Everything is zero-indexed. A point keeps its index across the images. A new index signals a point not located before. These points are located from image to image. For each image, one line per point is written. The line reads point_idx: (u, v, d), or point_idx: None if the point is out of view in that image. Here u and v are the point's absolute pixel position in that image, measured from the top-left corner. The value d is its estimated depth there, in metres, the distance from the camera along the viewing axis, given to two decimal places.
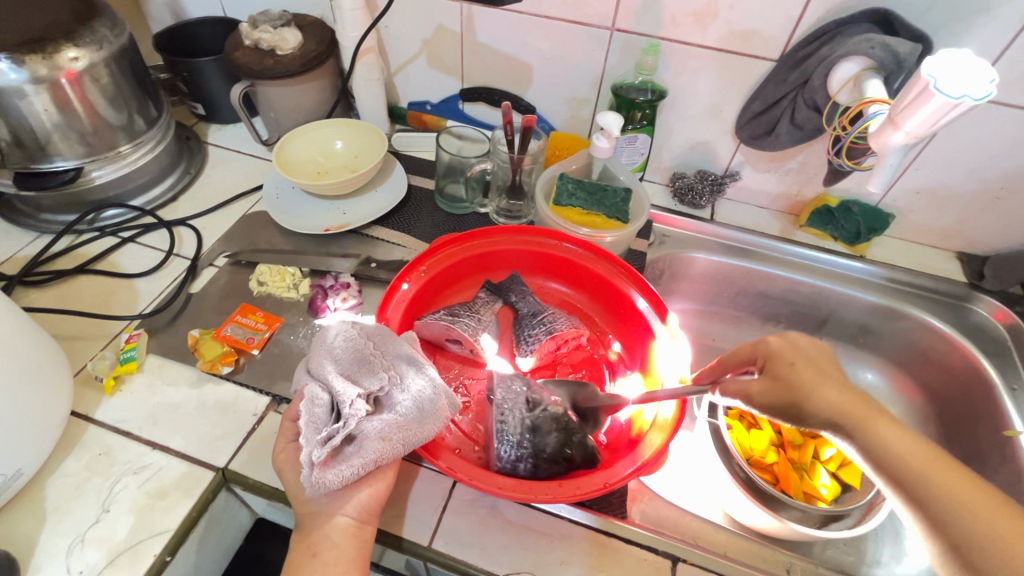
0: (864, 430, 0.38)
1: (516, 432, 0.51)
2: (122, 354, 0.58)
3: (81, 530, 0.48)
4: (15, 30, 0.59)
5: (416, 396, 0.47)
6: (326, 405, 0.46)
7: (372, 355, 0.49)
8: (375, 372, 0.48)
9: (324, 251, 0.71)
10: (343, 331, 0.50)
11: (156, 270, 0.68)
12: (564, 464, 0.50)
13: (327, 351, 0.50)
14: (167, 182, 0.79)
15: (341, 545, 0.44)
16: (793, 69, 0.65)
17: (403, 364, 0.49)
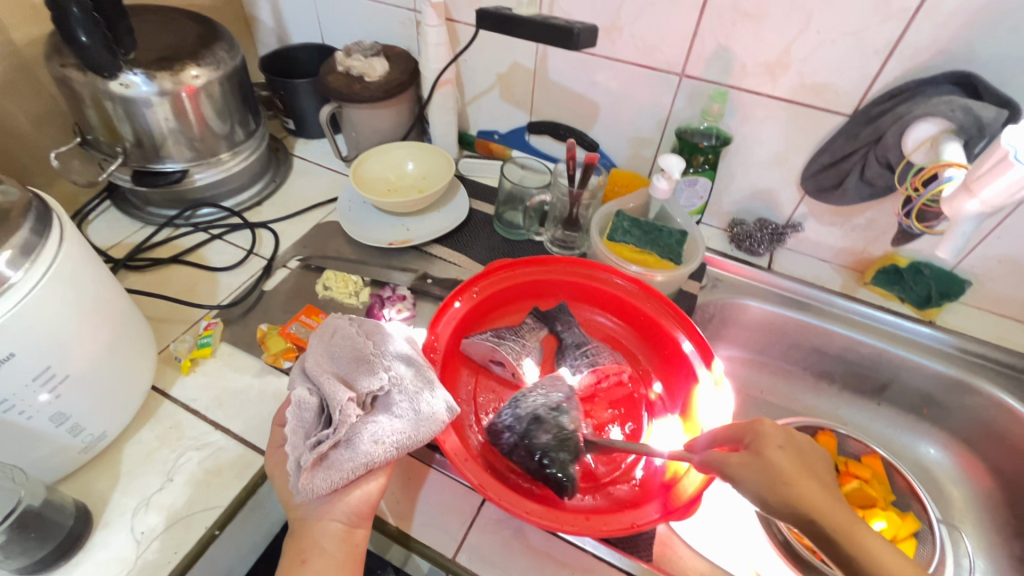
0: (845, 537, 0.35)
1: (526, 410, 0.53)
2: (200, 339, 0.65)
3: (147, 494, 0.53)
4: (151, 50, 0.69)
5: (410, 400, 0.49)
6: (315, 410, 0.48)
7: (367, 356, 0.51)
8: (365, 375, 0.50)
9: (385, 263, 0.76)
10: (337, 336, 0.53)
11: (236, 267, 0.75)
12: (536, 464, 0.50)
13: (330, 347, 0.53)
14: (255, 187, 0.87)
15: (330, 550, 0.47)
16: (866, 125, 0.64)
17: (399, 367, 0.51)
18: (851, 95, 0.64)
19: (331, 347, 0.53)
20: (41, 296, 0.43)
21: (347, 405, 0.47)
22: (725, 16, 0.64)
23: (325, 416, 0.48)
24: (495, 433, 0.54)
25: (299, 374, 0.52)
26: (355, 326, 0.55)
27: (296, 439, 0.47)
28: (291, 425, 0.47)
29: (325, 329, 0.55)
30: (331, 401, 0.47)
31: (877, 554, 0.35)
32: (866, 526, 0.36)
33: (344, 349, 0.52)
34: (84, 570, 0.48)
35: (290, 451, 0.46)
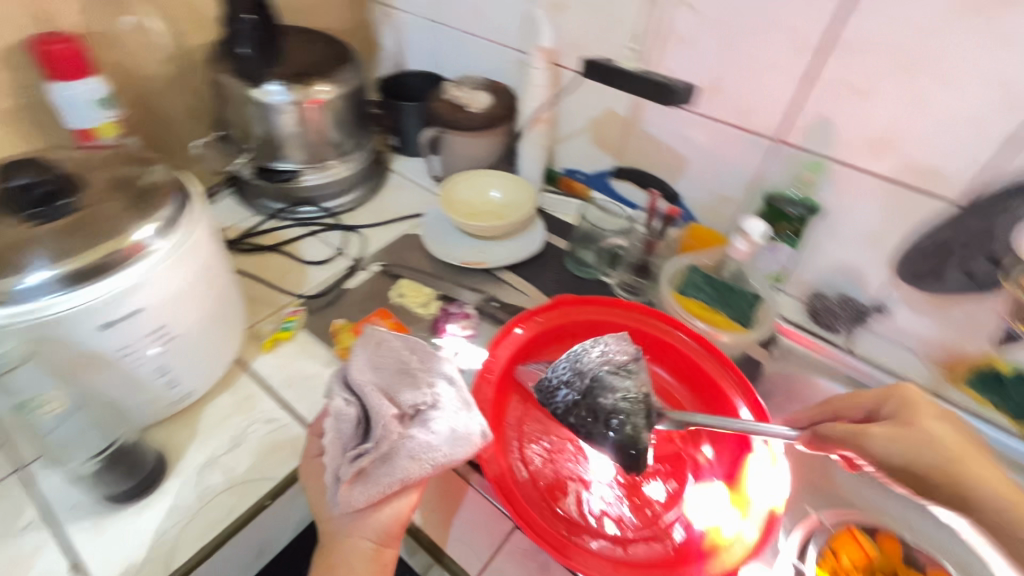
0: (974, 475, 0.46)
1: (586, 368, 0.57)
2: (283, 323, 0.71)
3: (215, 453, 0.58)
4: (291, 65, 0.79)
5: (448, 420, 0.50)
6: (355, 423, 0.51)
7: (411, 374, 0.53)
8: (409, 390, 0.52)
9: (456, 280, 0.80)
10: (380, 349, 0.55)
11: (325, 263, 0.82)
12: (605, 425, 0.54)
13: (375, 357, 0.54)
14: (354, 194, 0.94)
15: (358, 566, 0.49)
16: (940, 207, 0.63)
17: (438, 387, 0.53)
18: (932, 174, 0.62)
19: (376, 357, 0.54)
20: (168, 263, 0.50)
21: (388, 422, 0.49)
22: (839, 90, 0.64)
23: (367, 429, 0.50)
24: (552, 397, 0.57)
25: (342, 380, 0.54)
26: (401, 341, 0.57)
27: (340, 449, 0.50)
28: (335, 436, 0.50)
29: (368, 338, 0.56)
30: (374, 417, 0.49)
31: (993, 482, 0.45)
32: (987, 465, 0.46)
33: (389, 361, 0.54)
34: (152, 510, 0.53)
35: (331, 462, 0.49)
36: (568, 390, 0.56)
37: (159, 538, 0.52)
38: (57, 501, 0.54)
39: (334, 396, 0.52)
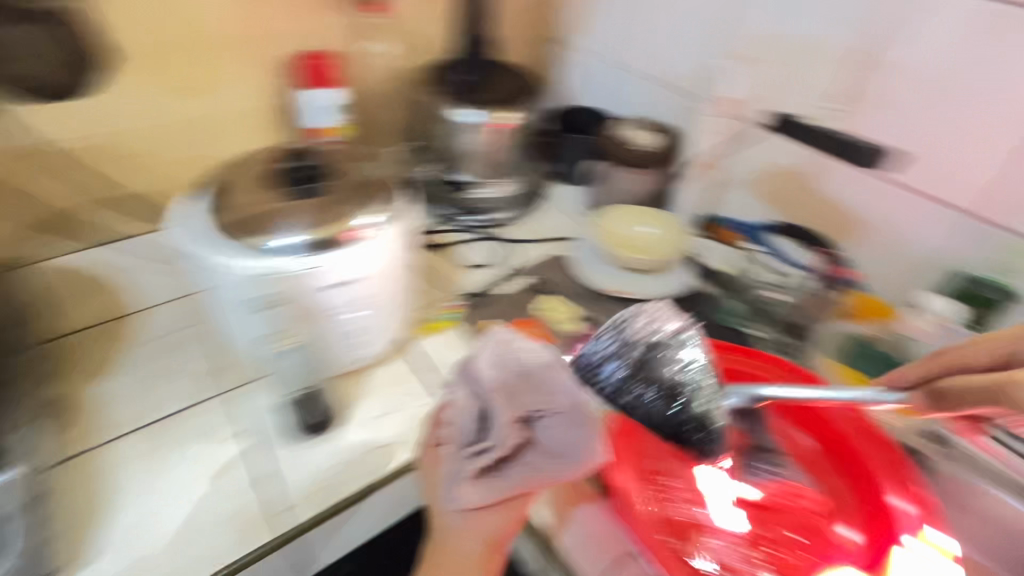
0: None
1: (634, 341, 0.59)
2: (446, 313, 0.80)
3: (376, 413, 0.67)
4: (490, 93, 0.90)
5: (565, 437, 0.46)
6: (473, 420, 0.50)
7: (535, 380, 0.48)
8: (530, 393, 0.48)
9: (598, 306, 0.83)
10: (502, 343, 0.51)
11: (484, 268, 0.90)
12: (668, 399, 0.58)
13: (501, 352, 0.50)
14: (513, 211, 1.01)
15: (464, 561, 0.51)
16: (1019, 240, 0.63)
17: (562, 398, 0.47)
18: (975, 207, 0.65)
19: (502, 350, 0.50)
20: (379, 247, 0.60)
21: (505, 428, 0.47)
22: None
23: (486, 428, 0.49)
24: (605, 376, 0.60)
25: (466, 366, 0.53)
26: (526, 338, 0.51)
27: (460, 442, 0.50)
28: (455, 426, 0.51)
29: (500, 331, 0.52)
30: (495, 420, 0.48)
31: None
32: None
33: (513, 360, 0.50)
34: (326, 446, 0.63)
35: (451, 454, 0.50)
36: (619, 364, 0.59)
37: (326, 472, 0.61)
38: (257, 422, 0.65)
39: (458, 386, 0.52)
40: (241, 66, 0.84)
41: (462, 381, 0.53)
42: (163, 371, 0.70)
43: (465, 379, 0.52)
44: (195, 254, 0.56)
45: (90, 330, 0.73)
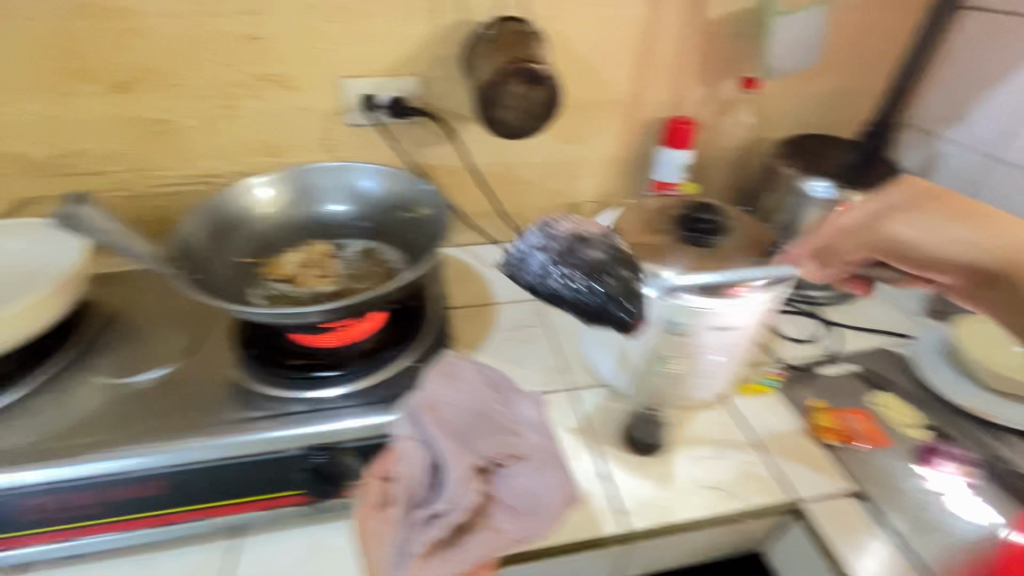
0: None
1: (561, 236, 0.61)
2: (765, 378, 0.80)
3: (702, 453, 0.71)
4: (850, 174, 0.90)
5: (536, 479, 0.57)
6: (418, 485, 0.54)
7: (496, 423, 0.59)
8: (488, 445, 0.57)
9: (950, 421, 0.75)
10: (456, 382, 0.61)
11: (800, 343, 0.87)
12: (590, 276, 0.58)
13: (457, 385, 0.61)
14: (836, 293, 0.96)
15: None
16: (967, 230, 0.60)
17: (530, 435, 0.60)
18: (882, 215, 0.66)
19: (448, 389, 0.60)
20: (743, 310, 0.63)
21: (471, 474, 0.54)
22: None
23: (440, 480, 0.55)
24: (530, 264, 0.60)
25: (403, 410, 0.59)
26: (478, 370, 0.64)
27: (413, 500, 0.54)
28: (407, 480, 0.54)
29: (443, 369, 0.61)
30: (451, 480, 0.53)
31: None
32: None
33: (467, 400, 0.59)
34: (658, 468, 0.69)
35: (401, 512, 0.53)
36: (542, 252, 0.60)
37: (660, 491, 0.66)
38: (597, 424, 0.74)
39: (410, 437, 0.56)
40: (615, 125, 0.99)
41: (404, 429, 0.57)
42: (516, 356, 0.84)
43: (413, 424, 0.57)
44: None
45: (467, 310, 0.93)
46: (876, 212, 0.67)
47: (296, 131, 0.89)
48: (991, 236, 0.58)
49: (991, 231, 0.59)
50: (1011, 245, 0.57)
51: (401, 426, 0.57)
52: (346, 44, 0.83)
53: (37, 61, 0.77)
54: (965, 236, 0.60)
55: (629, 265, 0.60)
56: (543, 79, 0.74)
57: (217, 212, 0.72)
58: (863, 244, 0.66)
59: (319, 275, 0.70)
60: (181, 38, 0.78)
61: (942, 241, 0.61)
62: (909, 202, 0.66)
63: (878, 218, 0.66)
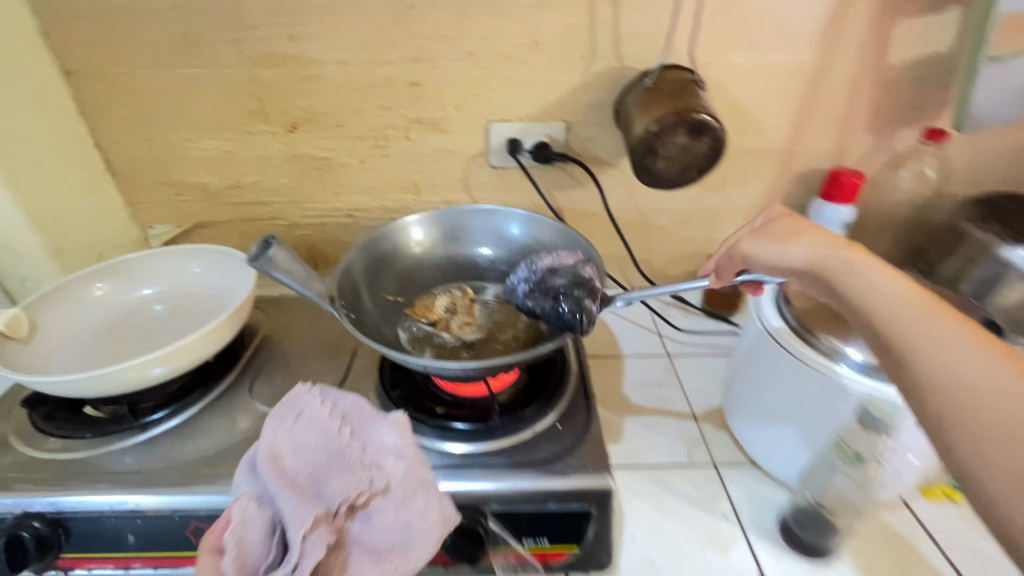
0: None
1: (537, 267, 0.66)
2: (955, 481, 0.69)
3: (880, 566, 0.62)
4: None
5: (401, 513, 0.48)
6: (260, 546, 0.46)
7: (347, 461, 0.49)
8: (338, 488, 0.48)
9: None
10: (304, 420, 0.51)
11: None
12: (550, 300, 0.63)
13: (301, 420, 0.51)
14: None
15: None
16: (802, 246, 0.54)
17: (387, 464, 0.50)
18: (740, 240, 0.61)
19: (294, 432, 0.50)
20: None
21: (313, 525, 0.46)
22: None
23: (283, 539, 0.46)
24: (518, 292, 0.67)
25: (253, 462, 0.51)
26: (322, 402, 0.52)
27: (252, 570, 0.46)
28: (241, 543, 0.46)
29: (284, 411, 0.52)
30: (295, 536, 0.45)
31: None
32: None
33: (312, 445, 0.50)
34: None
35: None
36: (523, 282, 0.67)
37: None
38: (748, 512, 0.67)
39: (256, 497, 0.49)
40: (765, 177, 0.92)
41: (249, 487, 0.49)
42: (648, 417, 0.79)
43: (258, 480, 0.49)
44: (797, 352, 0.60)
45: (593, 360, 0.89)
46: (738, 238, 0.62)
47: (441, 172, 0.92)
48: (823, 251, 0.52)
49: (808, 252, 0.53)
50: (811, 254, 0.53)
51: (246, 481, 0.50)
52: (498, 90, 0.84)
53: (224, 103, 0.85)
54: (796, 257, 0.54)
55: (585, 287, 0.62)
56: (707, 129, 0.70)
57: (373, 250, 0.72)
58: (733, 261, 0.61)
59: (464, 321, 0.69)
60: (350, 85, 0.83)
61: (783, 249, 0.55)
62: (775, 222, 0.59)
63: (737, 242, 0.61)
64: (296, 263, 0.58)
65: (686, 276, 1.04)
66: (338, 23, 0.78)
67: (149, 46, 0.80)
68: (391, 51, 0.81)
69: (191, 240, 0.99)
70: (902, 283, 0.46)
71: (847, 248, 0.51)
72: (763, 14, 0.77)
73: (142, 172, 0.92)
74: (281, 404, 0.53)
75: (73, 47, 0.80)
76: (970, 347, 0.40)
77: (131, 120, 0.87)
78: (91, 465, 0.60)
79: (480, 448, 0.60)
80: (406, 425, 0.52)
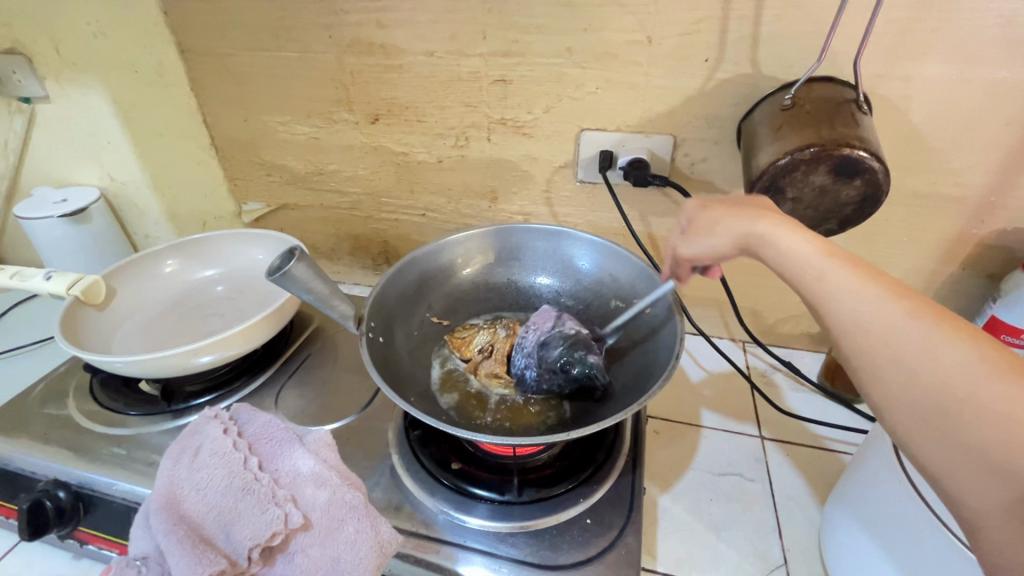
0: None
1: (530, 347, 0.58)
2: None
3: None
4: None
5: (327, 545, 0.44)
6: None
7: (258, 497, 0.44)
8: (247, 532, 0.43)
9: None
10: (209, 457, 0.47)
11: None
12: (563, 376, 0.56)
13: (204, 459, 0.46)
14: None
15: None
16: (723, 231, 0.46)
17: (306, 494, 0.46)
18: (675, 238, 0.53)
19: (192, 470, 0.46)
20: None
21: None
22: None
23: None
24: (528, 383, 0.58)
25: (145, 513, 0.45)
26: (225, 433, 0.49)
27: None
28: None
29: (180, 449, 0.48)
30: None
31: None
32: None
33: (215, 483, 0.45)
34: None
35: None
36: (529, 368, 0.58)
37: None
38: None
39: (145, 558, 0.43)
40: (937, 231, 0.70)
41: (139, 545, 0.44)
42: (716, 516, 0.63)
43: (148, 536, 0.44)
44: (948, 518, 0.42)
45: (662, 424, 0.75)
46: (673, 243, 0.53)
47: (520, 181, 0.83)
48: (733, 227, 0.45)
49: (723, 232, 0.46)
50: (735, 235, 0.45)
51: (133, 539, 0.44)
52: (597, 93, 0.72)
53: (313, 89, 0.83)
54: (724, 243, 0.46)
55: (584, 346, 0.56)
56: (861, 170, 0.52)
57: (420, 267, 0.64)
58: (681, 267, 0.52)
59: (495, 372, 0.60)
60: (433, 78, 0.76)
61: (711, 237, 0.47)
62: (696, 213, 0.51)
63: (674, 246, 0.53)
64: (318, 279, 0.52)
65: (804, 336, 0.84)
66: (427, 9, 0.71)
67: (249, 28, 0.80)
68: (481, 43, 0.72)
69: (277, 220, 1.01)
70: (819, 244, 0.40)
71: (764, 215, 0.44)
72: (982, 13, 0.55)
73: (240, 150, 0.95)
74: (181, 442, 0.49)
75: (187, 26, 0.83)
76: (868, 289, 0.36)
77: (232, 100, 0.89)
78: (126, 443, 0.61)
79: (492, 530, 0.51)
80: (326, 446, 0.50)
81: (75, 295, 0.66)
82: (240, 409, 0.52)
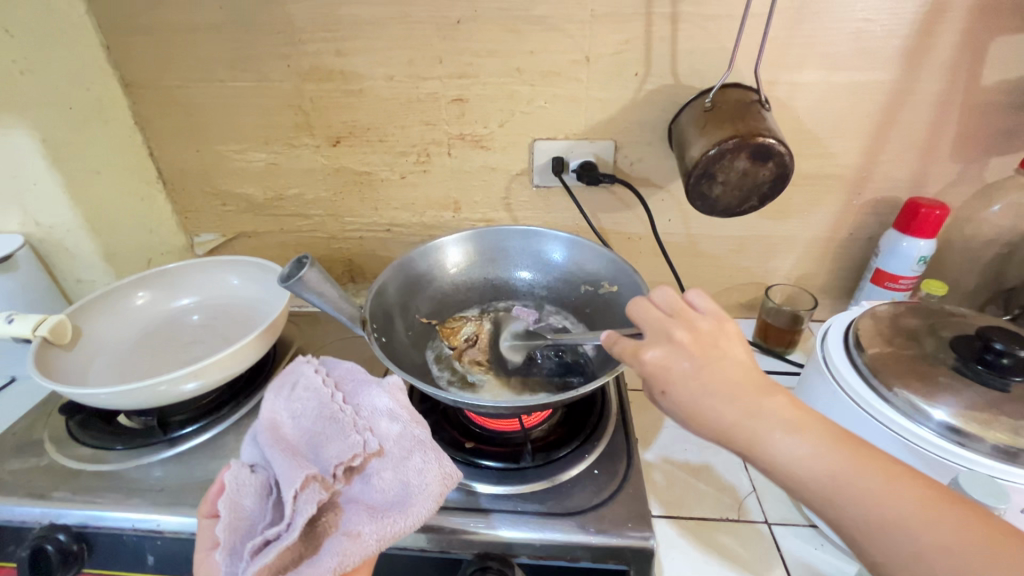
0: None
1: (524, 331, 0.69)
2: None
3: None
4: None
5: (399, 471, 0.47)
6: (259, 493, 0.45)
7: (343, 422, 0.48)
8: (335, 445, 0.47)
9: None
10: (303, 388, 0.52)
11: None
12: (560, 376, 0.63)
13: (298, 391, 0.52)
14: None
15: None
16: (714, 425, 0.40)
17: (381, 426, 0.49)
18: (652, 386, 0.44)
19: (290, 401, 0.51)
20: None
21: (308, 481, 0.44)
22: None
23: (276, 501, 0.44)
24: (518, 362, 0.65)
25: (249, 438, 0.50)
26: (316, 373, 0.54)
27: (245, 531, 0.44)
28: (235, 508, 0.44)
29: (281, 383, 0.53)
30: (287, 488, 0.43)
31: None
32: None
33: (308, 412, 0.50)
34: None
35: (227, 546, 0.42)
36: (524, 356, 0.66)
37: None
38: None
39: (252, 466, 0.47)
40: (829, 204, 0.86)
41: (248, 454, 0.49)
42: (692, 462, 0.73)
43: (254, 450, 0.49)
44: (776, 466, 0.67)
45: (633, 394, 0.84)
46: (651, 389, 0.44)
47: (481, 190, 0.90)
48: (723, 431, 0.40)
49: (703, 426, 0.40)
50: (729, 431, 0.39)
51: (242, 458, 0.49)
52: (545, 107, 0.81)
53: (271, 117, 0.85)
54: (712, 432, 0.40)
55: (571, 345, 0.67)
56: (772, 155, 0.65)
57: (407, 272, 0.70)
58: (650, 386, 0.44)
59: (479, 359, 0.66)
60: (393, 100, 0.82)
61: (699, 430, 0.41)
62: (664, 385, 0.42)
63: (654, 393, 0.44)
64: (330, 285, 0.56)
65: (736, 305, 0.98)
66: (385, 38, 0.77)
67: (202, 59, 0.81)
68: (438, 66, 0.79)
69: (234, 248, 1.01)
70: (828, 446, 0.38)
71: (758, 408, 0.40)
72: (838, 31, 0.71)
73: (191, 180, 0.94)
74: (280, 379, 0.54)
75: (133, 60, 0.83)
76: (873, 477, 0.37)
77: (181, 131, 0.89)
78: (118, 478, 0.59)
79: (509, 492, 0.56)
80: (400, 388, 0.53)
81: (43, 336, 0.63)
82: (326, 360, 0.57)
